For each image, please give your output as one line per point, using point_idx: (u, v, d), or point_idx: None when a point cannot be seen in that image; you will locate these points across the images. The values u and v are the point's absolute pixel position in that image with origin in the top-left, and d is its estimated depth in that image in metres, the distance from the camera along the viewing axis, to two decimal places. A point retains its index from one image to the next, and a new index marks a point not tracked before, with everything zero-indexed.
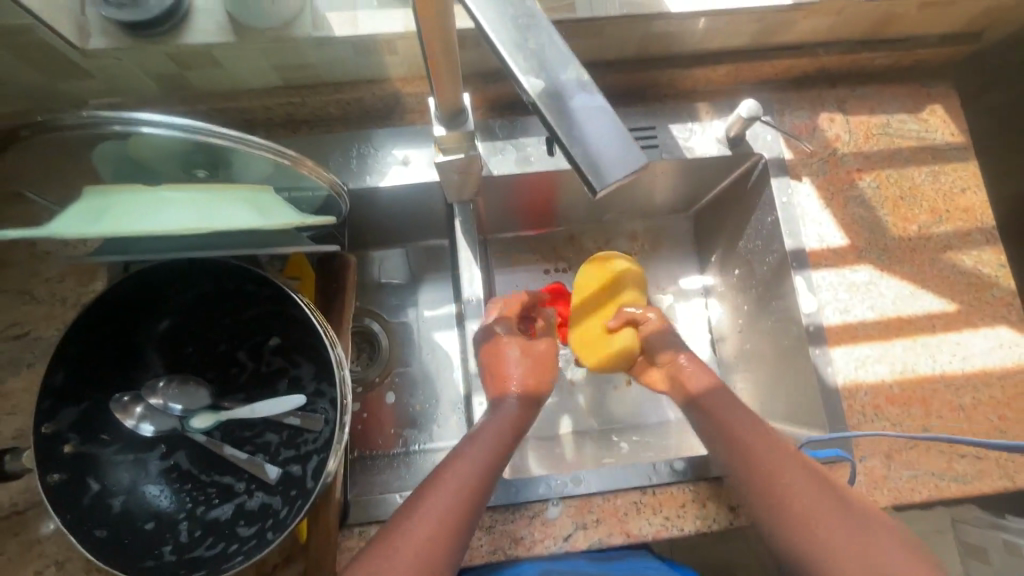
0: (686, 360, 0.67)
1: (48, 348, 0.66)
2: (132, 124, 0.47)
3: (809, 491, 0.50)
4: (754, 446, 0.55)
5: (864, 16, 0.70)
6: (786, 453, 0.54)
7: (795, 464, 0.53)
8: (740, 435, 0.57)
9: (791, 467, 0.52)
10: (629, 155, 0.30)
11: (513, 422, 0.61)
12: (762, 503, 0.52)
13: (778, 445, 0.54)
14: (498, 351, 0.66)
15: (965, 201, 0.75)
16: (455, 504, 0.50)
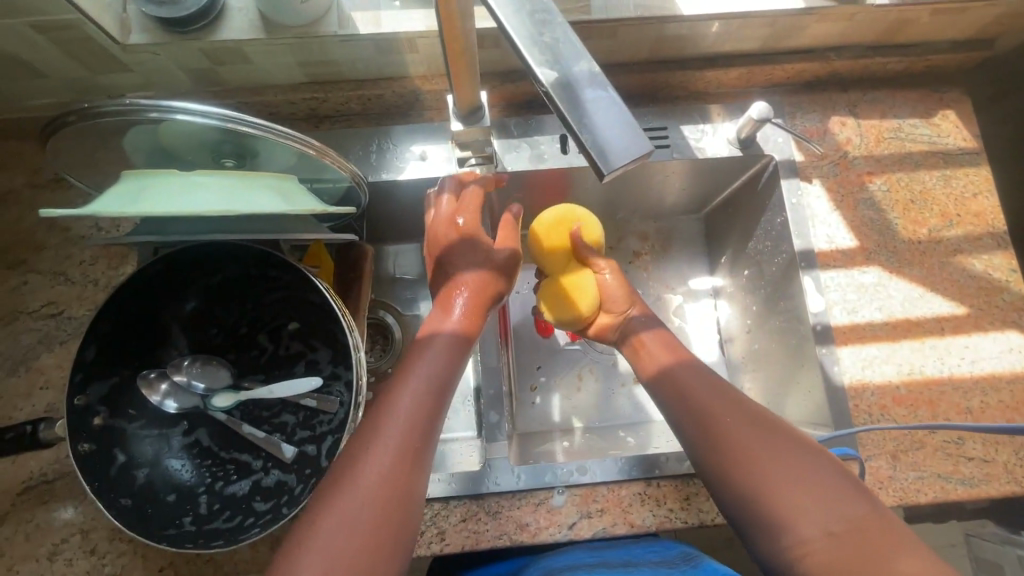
0: (655, 340, 0.65)
1: (80, 327, 0.69)
2: (168, 112, 0.50)
3: (770, 452, 0.49)
4: (714, 411, 0.54)
5: (876, 22, 0.71)
6: (745, 416, 0.53)
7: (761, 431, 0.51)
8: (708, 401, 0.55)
9: (750, 431, 0.51)
10: (636, 143, 0.32)
11: (455, 353, 0.56)
12: (723, 471, 0.51)
13: (736, 410, 0.54)
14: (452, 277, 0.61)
15: (977, 206, 0.76)
16: (401, 447, 0.48)
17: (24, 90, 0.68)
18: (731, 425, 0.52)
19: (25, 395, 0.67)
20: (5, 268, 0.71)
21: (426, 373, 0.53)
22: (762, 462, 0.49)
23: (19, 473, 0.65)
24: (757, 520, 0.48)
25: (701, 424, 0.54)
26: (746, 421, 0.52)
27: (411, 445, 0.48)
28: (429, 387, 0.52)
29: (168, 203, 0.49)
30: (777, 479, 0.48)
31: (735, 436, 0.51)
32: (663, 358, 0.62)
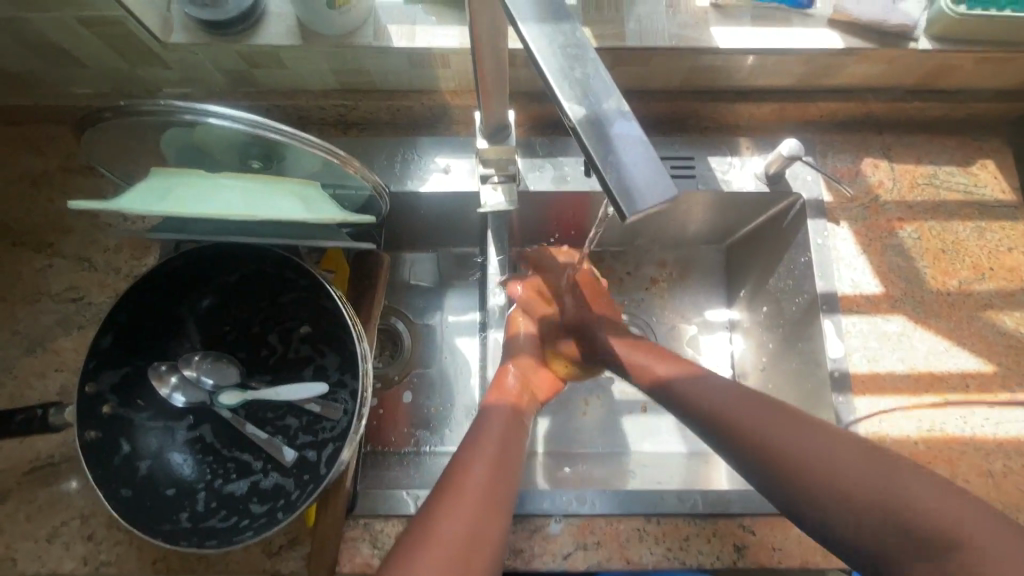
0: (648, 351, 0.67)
1: (98, 313, 0.71)
2: (202, 115, 0.51)
3: (824, 456, 0.49)
4: (741, 419, 0.54)
5: (917, 66, 0.70)
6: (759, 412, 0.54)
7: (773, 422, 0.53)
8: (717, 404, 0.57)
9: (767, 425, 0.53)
10: (661, 186, 0.31)
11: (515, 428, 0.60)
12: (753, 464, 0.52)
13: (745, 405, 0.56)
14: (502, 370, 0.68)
15: (1011, 260, 0.73)
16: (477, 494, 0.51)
17: (67, 78, 0.70)
18: (762, 430, 0.52)
19: (39, 376, 0.68)
20: (33, 249, 0.72)
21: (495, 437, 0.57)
22: (819, 470, 0.48)
23: (27, 453, 0.66)
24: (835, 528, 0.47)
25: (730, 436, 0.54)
26: (783, 423, 0.52)
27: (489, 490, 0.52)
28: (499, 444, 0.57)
29: (192, 204, 0.50)
30: (816, 472, 0.48)
31: (775, 442, 0.51)
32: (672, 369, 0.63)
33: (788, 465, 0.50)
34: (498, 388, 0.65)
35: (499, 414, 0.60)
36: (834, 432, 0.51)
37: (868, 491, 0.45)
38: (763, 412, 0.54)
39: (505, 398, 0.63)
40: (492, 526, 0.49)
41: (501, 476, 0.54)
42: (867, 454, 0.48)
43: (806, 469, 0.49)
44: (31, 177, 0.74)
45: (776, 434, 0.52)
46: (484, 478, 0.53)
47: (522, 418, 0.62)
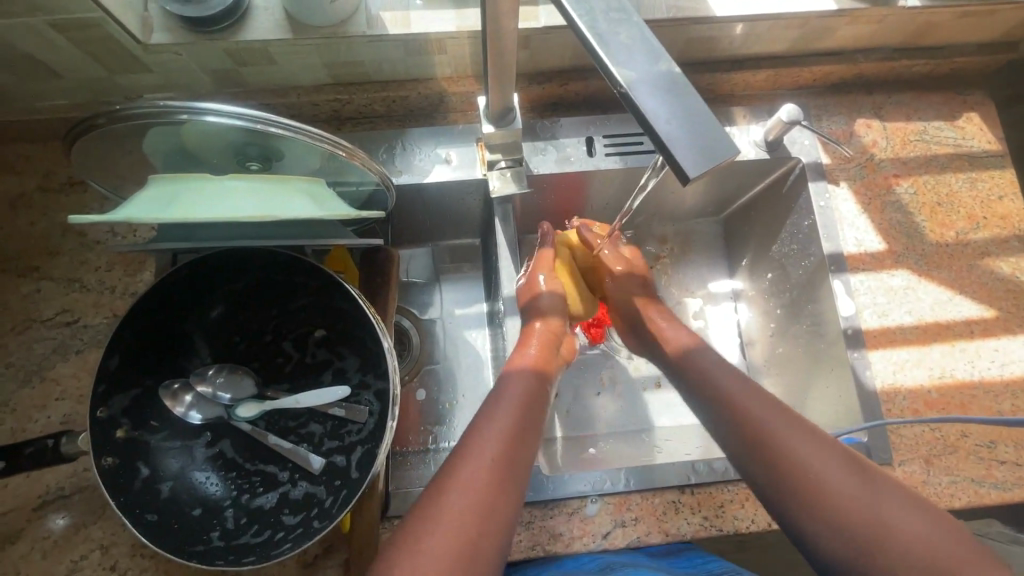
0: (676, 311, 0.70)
1: (96, 335, 0.67)
2: (199, 114, 0.49)
3: (831, 470, 0.51)
4: (763, 422, 0.55)
5: (906, 24, 0.71)
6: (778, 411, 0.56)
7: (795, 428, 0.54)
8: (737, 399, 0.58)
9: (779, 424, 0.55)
10: (718, 146, 0.31)
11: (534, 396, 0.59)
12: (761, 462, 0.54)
13: (766, 403, 0.57)
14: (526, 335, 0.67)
15: (1002, 208, 0.76)
16: (497, 465, 0.51)
17: (37, 91, 0.65)
18: (776, 431, 0.54)
19: (39, 407, 0.64)
20: (16, 274, 0.68)
21: (517, 393, 0.58)
22: (816, 480, 0.50)
23: (35, 488, 0.63)
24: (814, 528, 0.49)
25: (738, 425, 0.56)
26: (799, 426, 0.54)
27: (511, 453, 0.53)
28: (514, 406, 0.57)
29: (201, 209, 0.48)
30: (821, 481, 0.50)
31: (784, 440, 0.53)
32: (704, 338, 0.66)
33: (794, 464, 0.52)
34: (518, 354, 0.64)
35: (517, 382, 0.59)
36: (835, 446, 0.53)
37: (855, 497, 0.49)
38: (784, 418, 0.55)
39: (526, 360, 0.63)
40: (508, 509, 0.50)
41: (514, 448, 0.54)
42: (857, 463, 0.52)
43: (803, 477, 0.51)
44: (9, 198, 0.70)
45: (789, 430, 0.54)
46: (503, 446, 0.53)
47: (544, 379, 0.62)
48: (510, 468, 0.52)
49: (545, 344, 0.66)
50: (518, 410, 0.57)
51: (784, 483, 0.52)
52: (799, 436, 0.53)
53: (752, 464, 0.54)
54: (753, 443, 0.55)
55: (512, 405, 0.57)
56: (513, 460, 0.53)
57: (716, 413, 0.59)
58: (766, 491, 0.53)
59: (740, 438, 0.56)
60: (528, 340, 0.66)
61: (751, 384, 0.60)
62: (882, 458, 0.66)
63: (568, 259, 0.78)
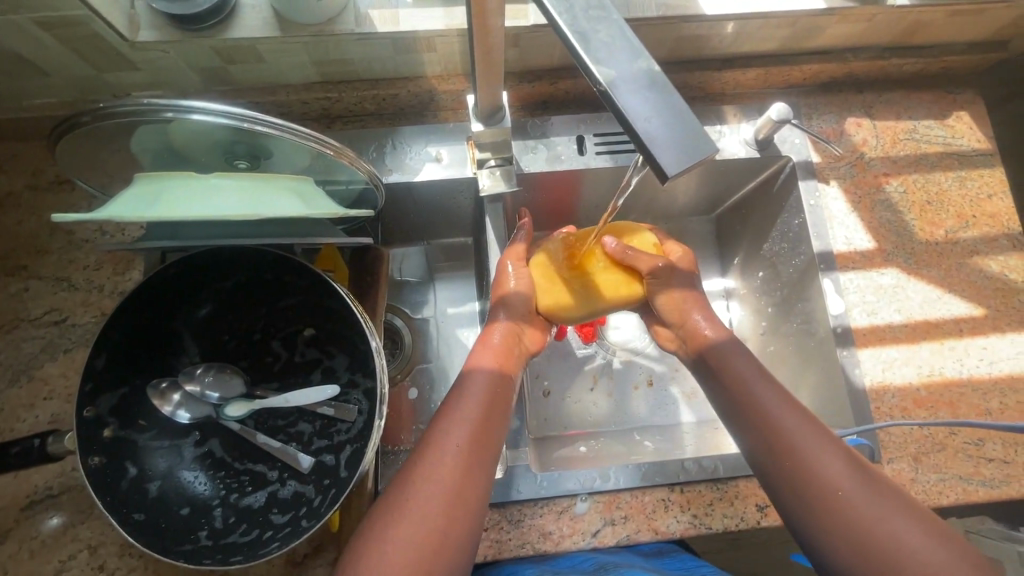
0: (682, 297, 0.66)
1: (85, 334, 0.67)
2: (184, 112, 0.48)
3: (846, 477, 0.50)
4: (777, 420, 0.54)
5: (895, 23, 0.71)
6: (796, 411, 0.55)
7: (812, 429, 0.53)
8: (756, 392, 0.56)
9: (795, 422, 0.54)
10: (698, 143, 0.31)
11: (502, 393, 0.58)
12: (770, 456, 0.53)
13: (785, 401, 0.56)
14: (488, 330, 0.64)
15: (991, 207, 0.76)
16: (461, 466, 0.51)
17: (24, 89, 0.65)
18: (795, 436, 0.53)
19: (27, 406, 0.64)
20: (4, 273, 0.68)
21: (482, 387, 0.57)
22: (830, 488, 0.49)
23: (23, 488, 0.62)
24: (814, 527, 0.49)
25: (752, 417, 0.55)
26: (818, 432, 0.53)
27: (473, 451, 0.52)
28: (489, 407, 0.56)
29: (186, 208, 0.47)
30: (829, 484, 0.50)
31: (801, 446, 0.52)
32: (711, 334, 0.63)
33: (804, 464, 0.51)
34: (483, 345, 0.62)
35: (480, 378, 0.58)
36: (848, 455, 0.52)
37: (861, 506, 0.48)
38: (800, 418, 0.54)
39: (489, 353, 0.61)
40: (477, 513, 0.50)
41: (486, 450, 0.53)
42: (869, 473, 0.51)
43: (810, 477, 0.50)
44: None
45: (802, 431, 0.53)
46: (467, 444, 0.52)
47: (507, 375, 0.60)
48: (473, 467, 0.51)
49: (512, 335, 0.64)
50: (484, 406, 0.56)
51: (800, 488, 0.51)
52: (818, 442, 0.52)
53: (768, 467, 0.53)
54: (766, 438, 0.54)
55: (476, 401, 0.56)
56: (477, 458, 0.52)
57: (734, 412, 0.57)
58: (780, 494, 0.52)
59: (757, 439, 0.54)
60: (493, 332, 0.64)
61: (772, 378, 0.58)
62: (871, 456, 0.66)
63: (557, 259, 0.70)
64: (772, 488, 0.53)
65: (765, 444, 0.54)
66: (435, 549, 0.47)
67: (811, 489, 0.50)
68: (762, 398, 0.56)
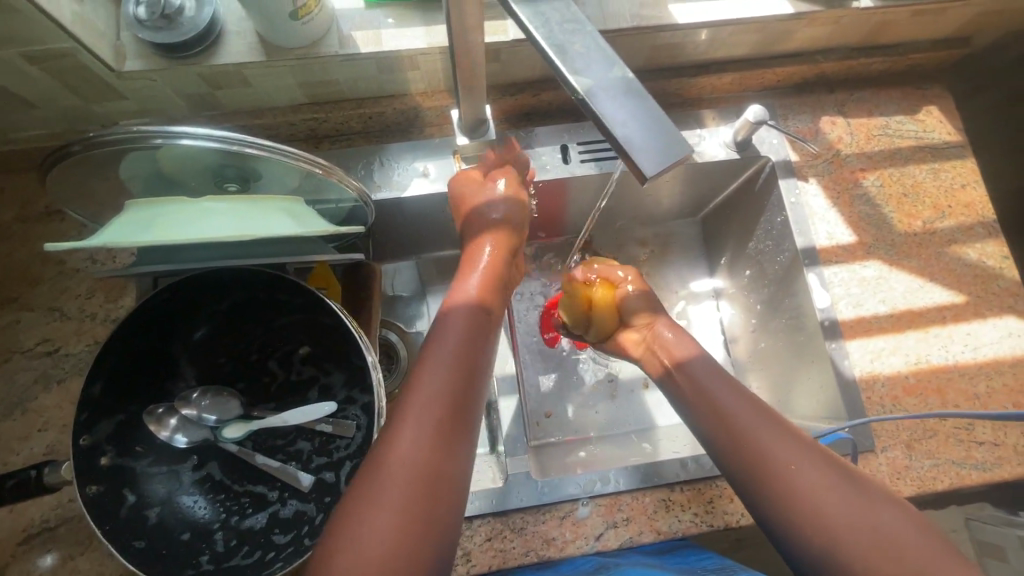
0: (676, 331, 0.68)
1: (78, 362, 0.67)
2: (173, 138, 0.49)
3: (833, 488, 0.48)
4: (738, 418, 0.55)
5: (861, 24, 0.74)
6: (767, 418, 0.54)
7: (782, 433, 0.53)
8: (719, 400, 0.57)
9: (759, 423, 0.54)
10: (676, 145, 0.32)
11: (474, 344, 0.52)
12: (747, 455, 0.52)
13: (756, 409, 0.55)
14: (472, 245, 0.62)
15: (966, 196, 0.78)
16: (428, 464, 0.44)
17: (11, 123, 0.65)
18: (757, 432, 0.53)
19: (21, 439, 0.63)
20: None
21: (454, 344, 0.51)
22: (805, 495, 0.48)
23: (19, 522, 0.62)
24: (783, 519, 0.49)
25: (717, 422, 0.56)
26: (787, 438, 0.52)
27: (451, 424, 0.47)
28: (455, 366, 0.50)
29: (178, 232, 0.48)
30: (801, 477, 0.49)
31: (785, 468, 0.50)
32: (683, 345, 0.65)
33: (774, 465, 0.50)
34: (459, 287, 0.58)
35: (459, 314, 0.54)
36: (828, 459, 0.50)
37: (833, 504, 0.47)
38: (771, 424, 0.54)
39: (466, 296, 0.57)
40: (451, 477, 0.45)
41: (455, 414, 0.47)
42: (856, 479, 0.49)
43: (777, 475, 0.50)
44: None
45: (767, 433, 0.53)
46: (441, 411, 0.47)
47: (486, 316, 0.56)
48: (456, 433, 0.47)
49: (495, 270, 0.60)
50: (451, 378, 0.49)
51: (766, 489, 0.50)
52: (780, 441, 0.52)
53: (751, 490, 0.52)
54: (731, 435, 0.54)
55: (449, 359, 0.50)
56: (460, 424, 0.47)
57: (694, 410, 0.59)
58: (758, 512, 0.51)
59: (722, 437, 0.55)
60: (475, 260, 0.60)
61: (743, 389, 0.58)
62: (865, 446, 0.67)
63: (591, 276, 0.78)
64: (747, 492, 0.52)
65: (737, 450, 0.53)
66: (416, 530, 0.42)
67: (779, 482, 0.50)
68: (725, 404, 0.57)
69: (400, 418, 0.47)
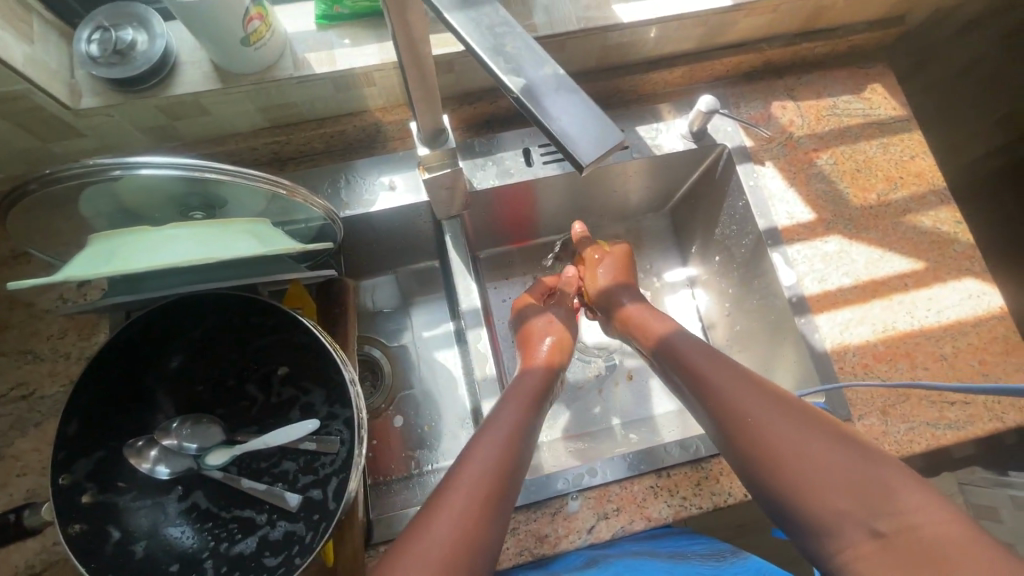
0: (640, 307, 0.77)
1: (54, 404, 0.66)
2: (132, 168, 0.49)
3: (833, 463, 0.48)
4: (733, 403, 0.56)
5: (798, 11, 0.77)
6: (763, 400, 0.55)
7: (778, 414, 0.53)
8: (715, 387, 0.59)
9: (756, 405, 0.55)
10: (608, 135, 0.34)
11: (523, 437, 0.60)
12: (747, 440, 0.53)
13: (752, 391, 0.57)
14: (530, 333, 0.79)
15: (916, 166, 0.81)
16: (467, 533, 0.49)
17: None
18: (754, 414, 0.54)
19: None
20: None
21: (507, 428, 0.60)
22: (806, 474, 0.49)
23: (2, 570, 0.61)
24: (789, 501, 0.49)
25: (716, 409, 0.57)
26: (784, 418, 0.53)
27: (491, 495, 0.52)
28: (502, 447, 0.57)
29: (142, 261, 0.48)
30: (800, 456, 0.50)
31: (772, 433, 0.52)
32: (657, 323, 0.73)
33: (772, 445, 0.51)
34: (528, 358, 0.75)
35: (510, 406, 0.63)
36: (825, 434, 0.51)
37: (835, 480, 0.47)
38: (767, 405, 0.55)
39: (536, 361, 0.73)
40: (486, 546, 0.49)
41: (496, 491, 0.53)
42: (854, 449, 0.49)
43: (777, 458, 0.51)
44: None
45: (764, 415, 0.54)
46: (483, 484, 0.53)
47: (551, 373, 0.72)
48: (496, 500, 0.52)
49: (553, 348, 0.76)
50: (495, 462, 0.55)
51: (769, 473, 0.51)
52: (776, 421, 0.53)
53: (758, 477, 0.52)
54: (730, 422, 0.55)
55: (500, 440, 0.58)
56: (499, 497, 0.53)
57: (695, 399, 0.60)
58: (766, 499, 0.52)
59: (722, 423, 0.56)
60: (536, 344, 0.77)
61: (736, 371, 0.60)
62: (842, 415, 0.68)
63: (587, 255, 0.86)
64: (753, 477, 0.53)
65: (738, 435, 0.54)
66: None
67: (781, 465, 0.50)
68: (720, 390, 0.58)
69: (445, 495, 0.52)
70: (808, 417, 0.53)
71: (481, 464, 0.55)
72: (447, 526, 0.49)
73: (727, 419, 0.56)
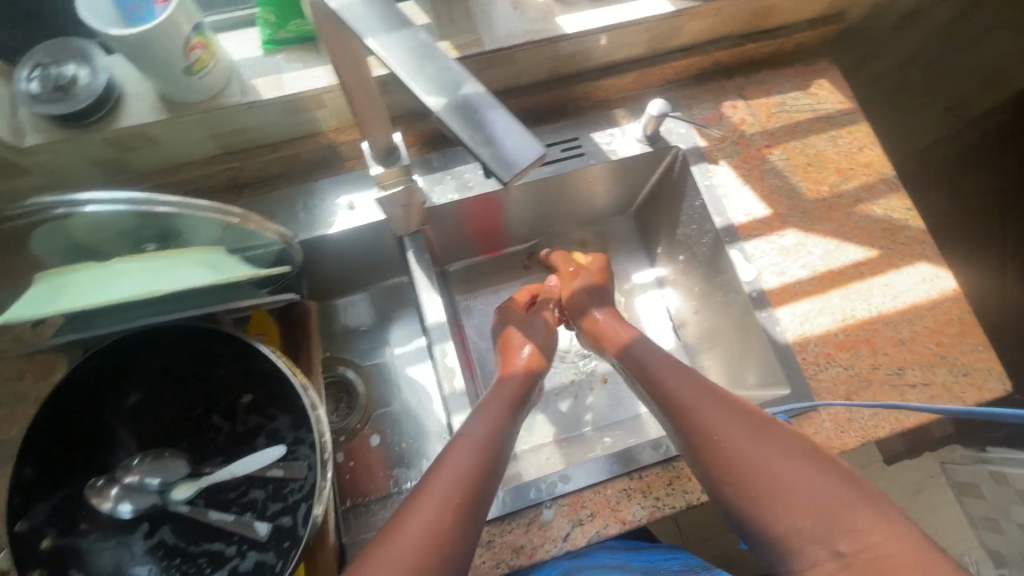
0: (608, 318, 0.77)
1: (13, 447, 0.65)
2: (73, 204, 0.44)
3: (795, 464, 0.49)
4: (700, 408, 0.57)
5: (740, 13, 0.79)
6: (729, 404, 0.56)
7: (743, 419, 0.55)
8: (682, 393, 0.60)
9: (722, 410, 0.56)
10: (529, 149, 0.35)
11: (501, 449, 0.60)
12: (712, 442, 0.54)
13: (718, 397, 0.58)
14: (508, 336, 0.79)
15: (865, 157, 0.84)
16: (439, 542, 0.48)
17: None
18: (720, 417, 0.55)
19: None
20: None
21: (481, 435, 0.59)
22: (768, 474, 0.49)
23: None
24: (751, 501, 0.49)
25: (683, 413, 0.58)
26: (747, 421, 0.54)
27: (465, 506, 0.52)
28: (477, 456, 0.57)
29: None
30: (764, 458, 0.50)
31: (736, 435, 0.53)
32: (626, 333, 0.73)
33: (736, 446, 0.52)
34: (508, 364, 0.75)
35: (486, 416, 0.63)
36: (788, 438, 0.52)
37: (797, 480, 0.48)
38: (732, 411, 0.56)
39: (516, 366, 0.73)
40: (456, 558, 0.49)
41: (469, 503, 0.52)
42: (814, 454, 0.50)
43: (742, 460, 0.51)
44: None
45: (730, 420, 0.54)
46: (458, 494, 0.53)
47: (529, 380, 0.72)
48: (469, 511, 0.52)
49: (531, 353, 0.76)
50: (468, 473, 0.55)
51: (733, 474, 0.51)
52: (740, 426, 0.54)
53: (722, 479, 0.52)
54: (696, 425, 0.56)
55: (474, 447, 0.58)
56: (472, 508, 0.52)
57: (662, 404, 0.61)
58: (730, 499, 0.52)
59: (689, 426, 0.57)
60: (516, 350, 0.77)
61: (701, 379, 0.61)
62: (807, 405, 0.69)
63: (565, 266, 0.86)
64: (717, 479, 0.53)
65: (703, 438, 0.55)
66: None
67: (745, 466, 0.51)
68: (688, 395, 0.59)
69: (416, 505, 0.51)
70: (771, 422, 0.54)
71: (455, 474, 0.54)
72: (422, 531, 0.49)
73: (694, 422, 0.57)
